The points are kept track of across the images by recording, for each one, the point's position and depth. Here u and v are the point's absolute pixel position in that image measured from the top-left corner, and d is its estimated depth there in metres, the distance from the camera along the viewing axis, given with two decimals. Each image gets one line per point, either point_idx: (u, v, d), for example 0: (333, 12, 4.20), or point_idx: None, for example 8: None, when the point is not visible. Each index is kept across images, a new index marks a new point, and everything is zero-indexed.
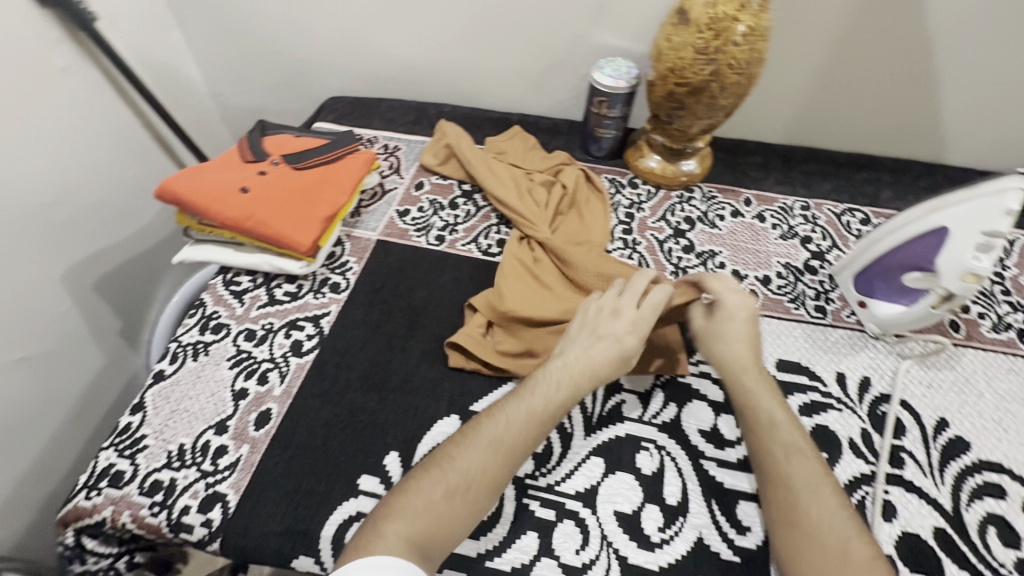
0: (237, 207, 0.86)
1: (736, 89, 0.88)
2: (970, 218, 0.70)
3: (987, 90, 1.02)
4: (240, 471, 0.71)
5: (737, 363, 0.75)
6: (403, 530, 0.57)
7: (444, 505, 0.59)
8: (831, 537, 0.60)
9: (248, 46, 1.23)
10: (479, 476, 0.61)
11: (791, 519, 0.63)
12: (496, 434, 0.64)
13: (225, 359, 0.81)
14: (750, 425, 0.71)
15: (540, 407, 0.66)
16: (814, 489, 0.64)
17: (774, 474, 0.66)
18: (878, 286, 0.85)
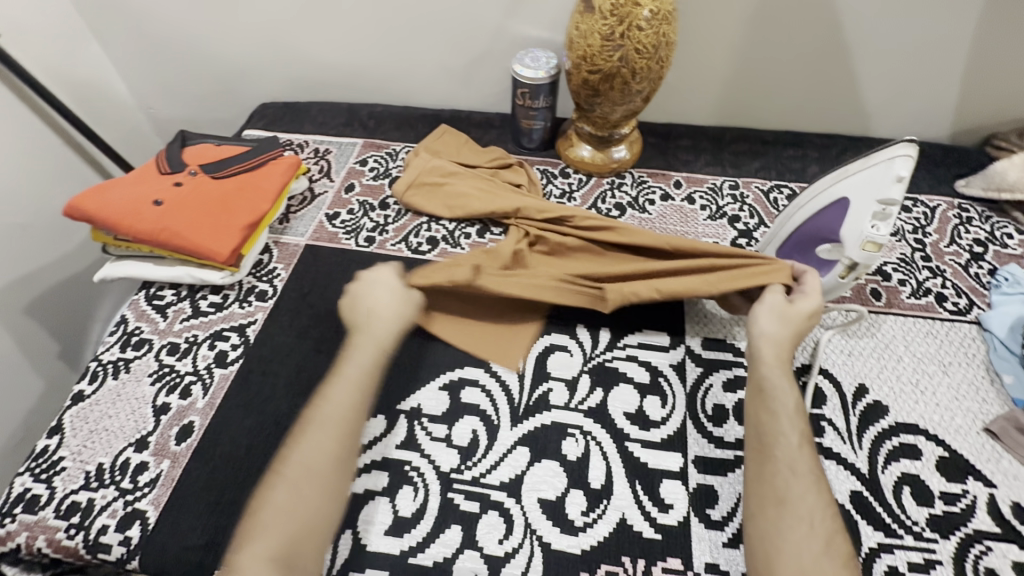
0: (152, 219, 0.85)
1: (647, 74, 0.89)
2: (868, 188, 0.72)
3: (899, 61, 1.05)
4: (160, 487, 0.70)
5: (768, 348, 0.74)
6: (261, 543, 0.60)
7: (293, 499, 0.63)
8: (820, 526, 0.61)
9: (171, 55, 1.21)
10: (318, 459, 0.66)
11: (784, 500, 0.63)
12: (324, 419, 0.69)
13: (147, 375, 0.80)
14: (772, 408, 0.70)
15: (358, 378, 0.73)
16: (814, 478, 0.64)
17: (779, 454, 0.66)
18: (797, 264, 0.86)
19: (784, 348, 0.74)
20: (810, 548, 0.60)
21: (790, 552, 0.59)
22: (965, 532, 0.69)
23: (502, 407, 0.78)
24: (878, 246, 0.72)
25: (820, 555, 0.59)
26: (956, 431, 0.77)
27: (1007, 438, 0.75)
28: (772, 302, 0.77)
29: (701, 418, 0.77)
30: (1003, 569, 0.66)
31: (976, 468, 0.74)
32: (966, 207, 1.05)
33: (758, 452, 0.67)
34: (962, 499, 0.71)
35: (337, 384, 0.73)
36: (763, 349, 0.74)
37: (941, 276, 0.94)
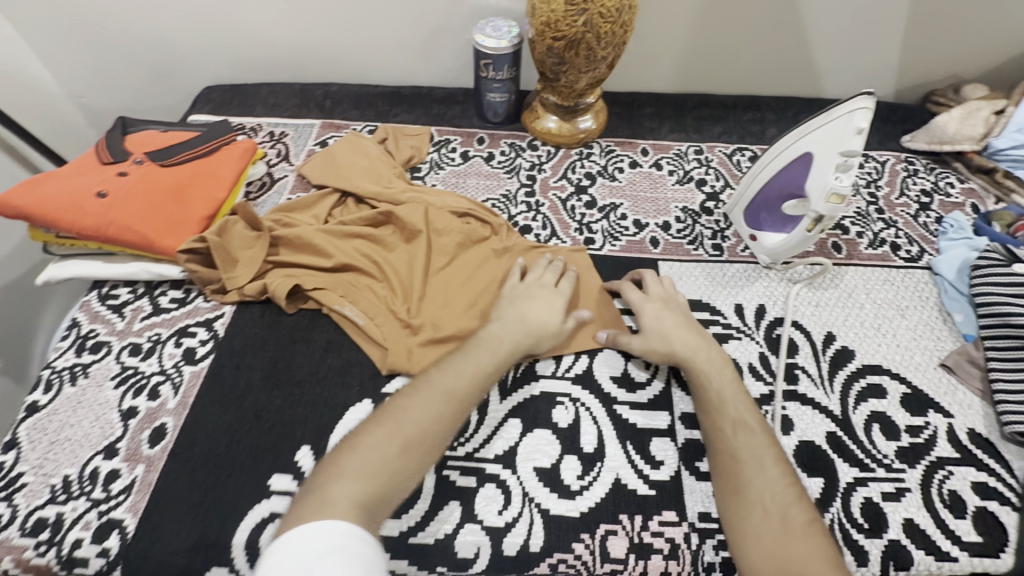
0: (95, 214, 0.79)
1: (612, 39, 0.89)
2: (828, 142, 0.76)
3: (847, 22, 1.08)
4: (136, 493, 0.66)
5: (678, 346, 0.75)
6: (358, 493, 0.56)
7: (399, 457, 0.61)
8: (773, 505, 0.61)
9: (102, 38, 1.12)
10: (433, 428, 0.64)
11: (738, 487, 0.64)
12: (448, 384, 0.67)
13: (109, 379, 0.75)
14: (702, 405, 0.71)
15: (486, 359, 0.71)
16: (756, 458, 0.65)
17: (722, 448, 0.67)
18: (764, 215, 0.90)
19: (692, 340, 0.75)
20: (768, 529, 0.60)
21: (754, 536, 0.60)
22: (929, 460, 0.74)
23: None
24: (838, 199, 0.76)
25: (780, 532, 0.59)
26: (915, 367, 0.82)
27: (960, 370, 0.81)
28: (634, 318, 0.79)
29: (684, 376, 0.79)
30: (964, 490, 0.71)
31: (935, 401, 0.79)
32: (912, 160, 1.10)
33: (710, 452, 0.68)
34: (925, 430, 0.76)
35: (473, 348, 0.72)
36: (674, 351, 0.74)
37: (894, 227, 1.00)
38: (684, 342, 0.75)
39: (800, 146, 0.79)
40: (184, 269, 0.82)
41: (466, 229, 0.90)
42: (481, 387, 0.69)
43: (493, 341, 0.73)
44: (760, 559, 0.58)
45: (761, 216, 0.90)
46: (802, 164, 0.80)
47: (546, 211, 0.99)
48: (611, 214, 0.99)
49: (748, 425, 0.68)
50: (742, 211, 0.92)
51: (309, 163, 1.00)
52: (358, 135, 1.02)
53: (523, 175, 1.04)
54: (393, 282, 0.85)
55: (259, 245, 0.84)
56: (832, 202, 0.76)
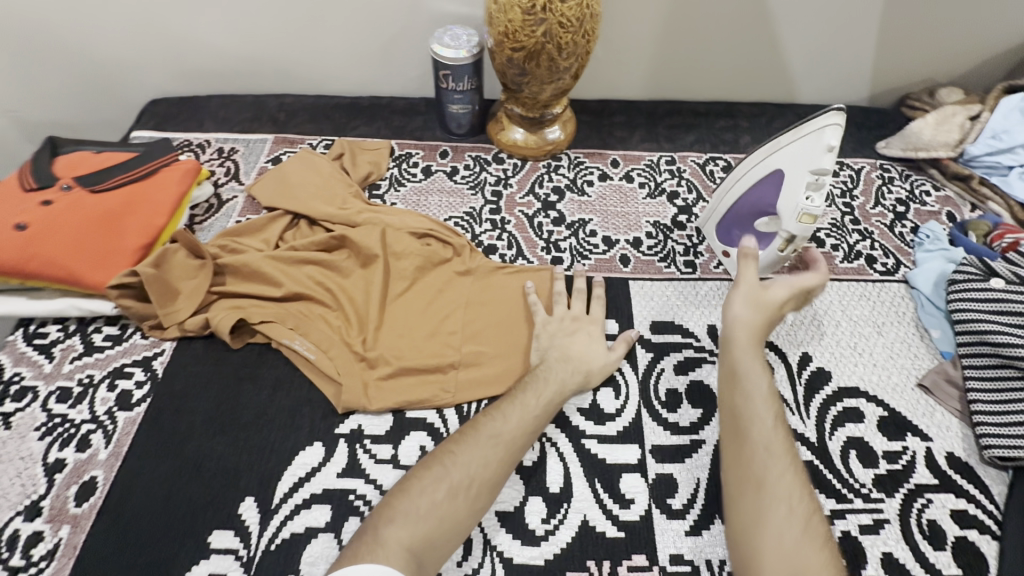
0: (14, 248, 0.73)
1: (574, 49, 0.84)
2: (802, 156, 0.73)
3: (817, 26, 1.05)
4: (60, 558, 0.60)
5: (740, 330, 0.72)
6: (405, 539, 0.56)
7: (447, 504, 0.59)
8: (798, 507, 0.58)
9: (36, 51, 1.04)
10: (481, 473, 0.62)
11: (762, 479, 0.60)
12: (496, 428, 0.65)
13: (33, 429, 0.69)
14: (743, 392, 0.68)
15: (535, 404, 0.69)
16: (788, 458, 0.62)
17: (754, 438, 0.63)
18: (734, 231, 0.85)
19: (752, 330, 0.72)
20: (790, 529, 0.57)
21: (772, 531, 0.57)
22: (908, 488, 0.71)
23: (450, 417, 0.73)
24: (811, 216, 0.73)
25: (802, 536, 0.56)
26: (893, 388, 0.80)
27: (938, 391, 0.79)
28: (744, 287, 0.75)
29: (655, 406, 0.76)
30: (943, 519, 0.69)
31: (913, 424, 0.76)
32: (888, 167, 1.08)
33: (733, 438, 0.65)
34: (903, 456, 0.74)
35: (522, 392, 0.70)
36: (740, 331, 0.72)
37: (869, 238, 0.97)
38: (753, 329, 0.72)
39: (771, 163, 0.76)
40: (117, 305, 0.76)
41: (425, 252, 0.85)
42: (531, 433, 0.67)
43: (541, 392, 0.70)
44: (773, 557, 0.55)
45: (732, 235, 0.86)
46: (772, 181, 0.77)
47: (512, 229, 0.94)
48: (580, 231, 0.95)
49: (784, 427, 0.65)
50: (714, 228, 0.88)
51: (259, 182, 0.94)
52: (312, 152, 0.97)
53: (488, 190, 0.99)
54: (348, 312, 0.79)
55: (202, 275, 0.79)
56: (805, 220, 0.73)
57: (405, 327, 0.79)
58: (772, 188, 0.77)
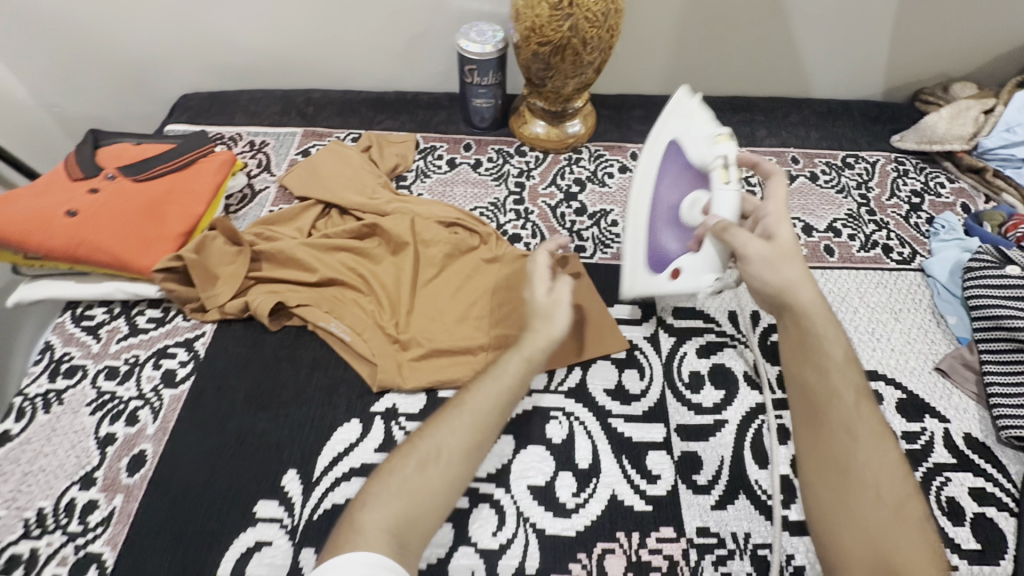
0: (65, 234, 0.76)
1: (599, 43, 0.87)
2: (680, 124, 0.71)
3: (833, 21, 1.07)
4: (115, 525, 0.64)
5: (799, 289, 0.64)
6: (380, 522, 0.54)
7: (418, 480, 0.57)
8: (889, 492, 0.55)
9: (75, 47, 1.08)
10: (455, 449, 0.59)
11: (845, 459, 0.57)
12: (474, 406, 0.61)
13: (84, 405, 0.72)
14: (818, 366, 0.62)
15: (509, 379, 0.64)
16: (877, 439, 0.58)
17: (834, 416, 0.59)
18: (656, 251, 0.69)
19: (809, 287, 0.64)
20: (877, 510, 0.54)
21: (857, 513, 0.55)
22: (926, 467, 0.73)
23: None
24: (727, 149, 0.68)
25: (891, 519, 0.54)
26: (911, 372, 0.82)
27: (955, 374, 0.80)
28: (762, 249, 0.64)
29: (679, 387, 0.78)
30: (961, 497, 0.71)
31: (931, 406, 0.78)
32: (903, 160, 1.10)
33: (811, 415, 0.61)
34: (922, 436, 0.76)
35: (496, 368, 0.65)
36: (801, 300, 0.64)
37: (885, 228, 0.99)
38: (805, 286, 0.64)
39: (657, 146, 0.70)
40: (161, 288, 0.79)
41: (454, 239, 0.87)
42: (506, 407, 0.63)
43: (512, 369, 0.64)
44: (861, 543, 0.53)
45: (665, 255, 0.70)
46: (673, 156, 0.70)
47: (535, 218, 0.97)
48: (602, 221, 0.97)
49: (870, 399, 0.61)
50: (643, 265, 0.68)
51: (290, 173, 0.97)
52: (341, 144, 1.00)
53: (511, 182, 1.02)
54: (381, 296, 0.82)
55: (240, 261, 0.82)
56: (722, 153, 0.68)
57: (436, 311, 0.81)
58: (676, 168, 0.70)
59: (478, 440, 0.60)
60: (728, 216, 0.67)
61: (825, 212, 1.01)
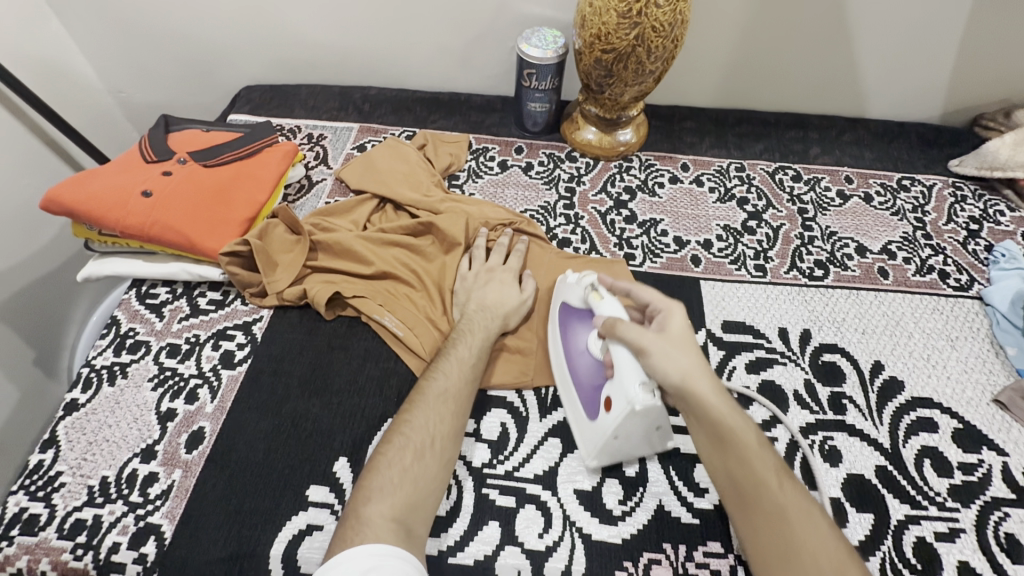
0: (140, 213, 0.79)
1: (662, 53, 0.88)
2: (565, 293, 0.76)
3: (899, 41, 1.05)
4: (173, 499, 0.65)
5: (698, 380, 0.62)
6: (388, 512, 0.57)
7: (416, 465, 0.61)
8: (835, 571, 0.54)
9: (146, 36, 1.12)
10: (440, 429, 0.64)
11: (791, 552, 0.56)
12: (440, 386, 0.67)
13: (147, 379, 0.75)
14: (738, 453, 0.61)
15: (468, 355, 0.71)
16: (806, 514, 0.58)
17: (765, 503, 0.59)
18: (591, 396, 0.68)
19: (705, 375, 0.62)
20: None
21: None
22: (984, 500, 0.71)
23: (529, 398, 0.77)
24: (587, 278, 0.71)
25: None
26: (967, 403, 0.79)
27: (1016, 408, 0.78)
28: (656, 340, 0.62)
29: None
30: (1021, 534, 0.69)
31: (988, 438, 0.76)
32: (960, 185, 1.08)
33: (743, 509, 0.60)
34: (979, 468, 0.74)
35: (455, 348, 0.72)
36: (695, 392, 0.61)
37: (942, 254, 0.97)
38: (701, 368, 0.62)
39: (557, 308, 0.78)
40: (225, 272, 0.81)
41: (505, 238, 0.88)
42: (472, 380, 0.70)
43: (468, 350, 0.71)
44: None
45: (597, 396, 0.67)
46: (567, 314, 0.75)
47: (585, 224, 0.98)
48: (652, 230, 0.97)
49: (787, 474, 0.61)
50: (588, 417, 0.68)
51: (347, 166, 0.99)
52: (398, 141, 1.02)
53: (561, 187, 1.03)
54: (432, 292, 0.83)
55: (299, 249, 0.84)
56: (584, 282, 0.71)
57: None
58: (571, 322, 0.73)
59: (454, 413, 0.66)
60: (618, 316, 0.65)
61: (879, 233, 1.00)
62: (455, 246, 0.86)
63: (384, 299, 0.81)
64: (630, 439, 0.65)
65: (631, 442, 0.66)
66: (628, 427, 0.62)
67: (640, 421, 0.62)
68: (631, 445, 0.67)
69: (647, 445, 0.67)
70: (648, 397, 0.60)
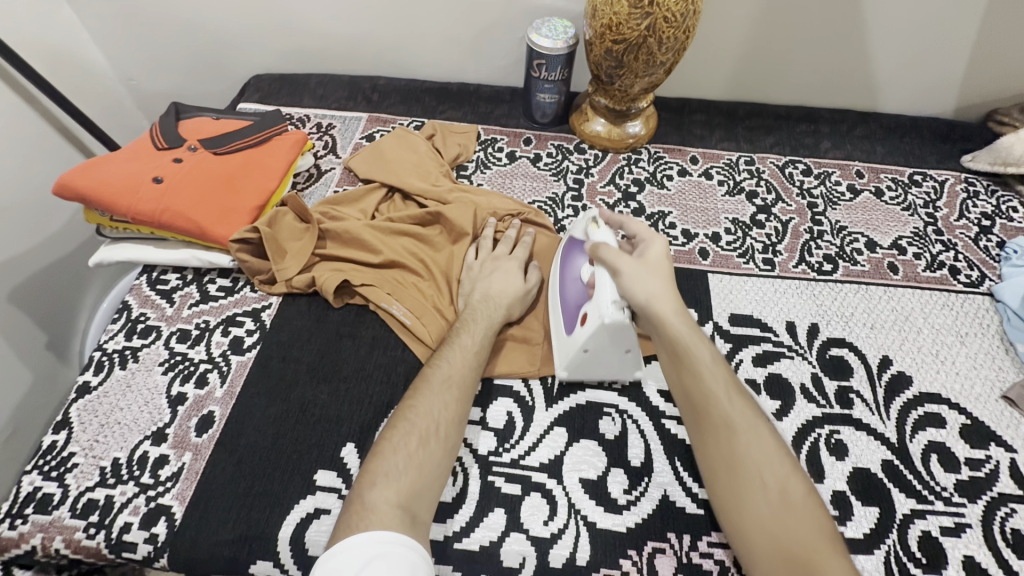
0: (151, 199, 0.80)
1: (673, 44, 0.87)
2: (568, 226, 0.82)
3: (913, 34, 1.04)
4: (184, 481, 0.66)
5: (663, 302, 0.67)
6: (395, 498, 0.57)
7: (421, 451, 0.61)
8: (774, 478, 0.59)
9: (156, 24, 1.12)
10: (444, 416, 0.64)
11: (735, 459, 0.61)
12: (445, 373, 0.68)
13: (158, 364, 0.76)
14: (695, 371, 0.66)
15: (472, 343, 0.71)
16: (752, 427, 0.63)
17: (717, 417, 0.64)
18: (569, 314, 0.74)
19: (672, 301, 0.68)
20: (766, 501, 0.58)
21: (752, 511, 0.58)
22: (991, 496, 0.71)
23: (535, 388, 0.77)
24: (588, 211, 0.76)
25: (779, 506, 0.58)
26: (976, 398, 0.79)
27: None
28: (631, 264, 0.68)
29: None
30: None
31: (997, 434, 0.76)
32: (973, 181, 1.07)
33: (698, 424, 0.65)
34: (986, 464, 0.73)
35: (459, 337, 0.72)
36: (661, 314, 0.67)
37: (953, 249, 0.96)
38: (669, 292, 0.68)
39: (559, 242, 0.84)
40: (235, 259, 0.82)
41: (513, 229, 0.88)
42: (477, 368, 0.70)
43: (472, 338, 0.72)
44: (759, 536, 0.57)
45: (576, 314, 0.73)
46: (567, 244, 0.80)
47: None
48: (660, 223, 0.97)
49: (742, 393, 0.66)
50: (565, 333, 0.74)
51: (356, 155, 0.99)
52: (407, 131, 1.02)
53: (570, 178, 1.03)
54: (439, 280, 0.83)
55: (308, 237, 0.84)
56: (586, 215, 0.76)
57: None
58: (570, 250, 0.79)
59: (458, 401, 0.66)
60: (606, 242, 0.71)
61: (890, 228, 0.99)
62: (463, 235, 0.86)
63: (392, 287, 0.82)
64: (600, 355, 0.71)
65: (601, 360, 0.72)
66: (597, 340, 0.69)
67: (611, 337, 0.69)
68: (602, 362, 0.73)
69: (616, 366, 0.74)
70: (619, 313, 0.67)
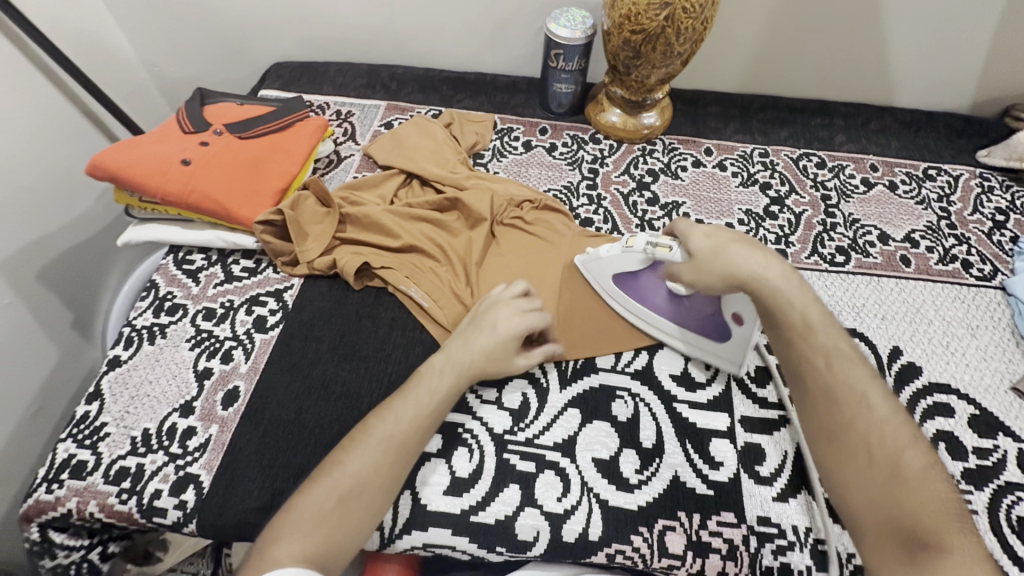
0: (178, 180, 0.82)
1: (691, 35, 0.88)
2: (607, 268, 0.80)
3: (931, 28, 1.04)
4: (211, 451, 0.69)
5: (754, 275, 0.65)
6: (297, 554, 0.53)
7: (335, 511, 0.57)
8: (884, 451, 0.57)
9: (180, 12, 1.14)
10: (371, 478, 0.59)
11: (839, 427, 0.60)
12: (387, 431, 0.62)
13: (185, 340, 0.78)
14: (801, 339, 0.65)
15: (428, 402, 0.65)
16: (863, 397, 0.61)
17: (822, 386, 0.62)
18: (712, 328, 0.75)
19: (759, 271, 0.65)
20: (874, 475, 0.57)
21: (858, 481, 0.57)
22: (998, 484, 0.72)
23: (550, 370, 0.79)
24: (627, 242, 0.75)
25: (891, 480, 0.56)
26: (985, 389, 0.80)
27: None
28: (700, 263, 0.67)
29: (745, 379, 0.78)
30: None
31: (1006, 424, 0.77)
32: (987, 176, 1.07)
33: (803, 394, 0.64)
34: (994, 454, 0.74)
35: (410, 390, 0.66)
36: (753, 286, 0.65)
37: (966, 243, 0.97)
38: (748, 263, 0.65)
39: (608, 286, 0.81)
40: (259, 240, 0.84)
41: (529, 216, 0.91)
42: (423, 431, 0.64)
43: (426, 388, 0.66)
44: (868, 509, 0.56)
45: (716, 323, 0.74)
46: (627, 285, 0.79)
47: (608, 205, 0.99)
48: (674, 212, 0.98)
49: (852, 361, 0.64)
50: (719, 343, 0.76)
51: (375, 142, 1.01)
52: (425, 119, 1.03)
53: (585, 167, 1.04)
54: (457, 264, 0.85)
55: (329, 220, 0.86)
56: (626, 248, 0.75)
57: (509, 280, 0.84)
58: (642, 291, 0.78)
59: (392, 467, 0.61)
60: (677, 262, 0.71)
61: (903, 222, 1.00)
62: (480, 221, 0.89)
63: (410, 270, 0.84)
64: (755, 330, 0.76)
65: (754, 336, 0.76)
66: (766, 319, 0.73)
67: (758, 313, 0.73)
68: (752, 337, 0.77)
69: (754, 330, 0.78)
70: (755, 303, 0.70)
